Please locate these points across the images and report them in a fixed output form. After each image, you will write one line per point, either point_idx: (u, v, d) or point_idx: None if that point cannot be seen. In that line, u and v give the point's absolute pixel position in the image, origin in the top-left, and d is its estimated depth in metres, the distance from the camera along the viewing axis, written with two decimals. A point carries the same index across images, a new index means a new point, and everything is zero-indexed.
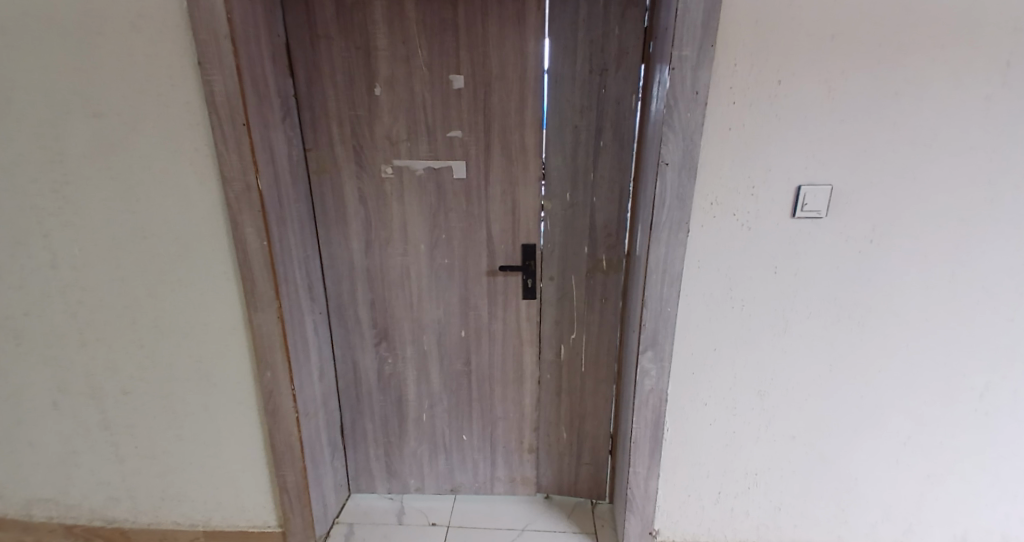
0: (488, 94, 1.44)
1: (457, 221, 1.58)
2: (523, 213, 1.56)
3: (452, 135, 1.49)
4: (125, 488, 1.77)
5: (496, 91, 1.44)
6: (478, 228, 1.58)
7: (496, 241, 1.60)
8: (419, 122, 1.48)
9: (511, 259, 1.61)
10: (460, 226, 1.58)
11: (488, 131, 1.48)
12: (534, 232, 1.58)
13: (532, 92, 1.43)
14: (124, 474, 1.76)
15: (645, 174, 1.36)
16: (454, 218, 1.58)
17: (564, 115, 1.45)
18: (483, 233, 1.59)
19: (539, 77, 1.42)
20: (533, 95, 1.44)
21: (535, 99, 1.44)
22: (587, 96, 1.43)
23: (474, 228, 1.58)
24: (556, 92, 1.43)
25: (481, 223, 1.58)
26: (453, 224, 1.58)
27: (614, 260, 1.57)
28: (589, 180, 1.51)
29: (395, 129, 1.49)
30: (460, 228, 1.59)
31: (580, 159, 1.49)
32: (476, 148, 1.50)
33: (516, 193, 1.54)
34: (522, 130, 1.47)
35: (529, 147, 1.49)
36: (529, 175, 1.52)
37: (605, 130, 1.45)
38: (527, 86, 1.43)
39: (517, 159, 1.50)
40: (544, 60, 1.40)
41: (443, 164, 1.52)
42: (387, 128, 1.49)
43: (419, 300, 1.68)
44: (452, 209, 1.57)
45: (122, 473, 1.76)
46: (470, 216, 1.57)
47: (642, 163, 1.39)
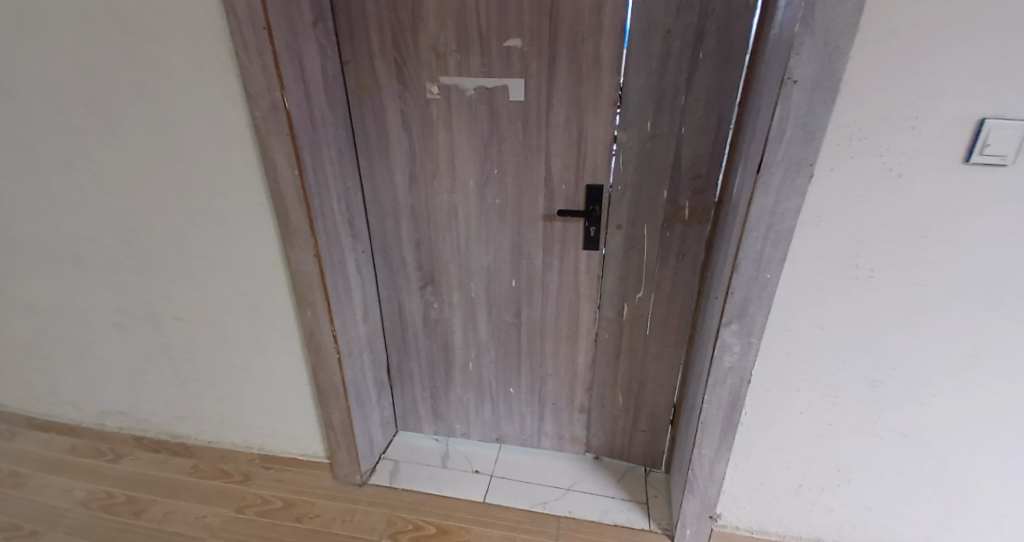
0: None
1: (511, 155, 1.35)
2: (590, 147, 1.29)
3: (507, 46, 1.22)
4: (187, 408, 1.85)
5: None
6: (537, 162, 1.34)
7: (556, 179, 1.36)
8: (469, 29, 1.22)
9: (574, 201, 1.37)
10: (516, 160, 1.35)
11: (553, 39, 1.19)
12: (602, 169, 1.32)
13: None
14: (184, 396, 1.82)
15: (757, 97, 1.04)
16: (507, 151, 1.35)
17: (652, 18, 1.13)
18: (542, 169, 1.35)
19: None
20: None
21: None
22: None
23: (532, 163, 1.35)
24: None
25: (541, 157, 1.34)
26: (507, 158, 1.35)
27: (700, 207, 1.29)
28: (679, 105, 1.20)
29: (440, 38, 1.24)
30: (516, 162, 1.36)
31: (669, 77, 1.18)
32: (540, 63, 1.22)
33: (583, 120, 1.27)
34: (596, 39, 1.17)
35: (604, 62, 1.19)
36: (601, 99, 1.23)
37: (706, 38, 1.12)
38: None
39: (588, 78, 1.22)
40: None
41: (497, 83, 1.26)
42: (431, 37, 1.25)
43: (467, 243, 1.51)
44: (506, 139, 1.33)
45: (182, 394, 1.82)
46: (528, 149, 1.33)
47: (755, 83, 1.06)
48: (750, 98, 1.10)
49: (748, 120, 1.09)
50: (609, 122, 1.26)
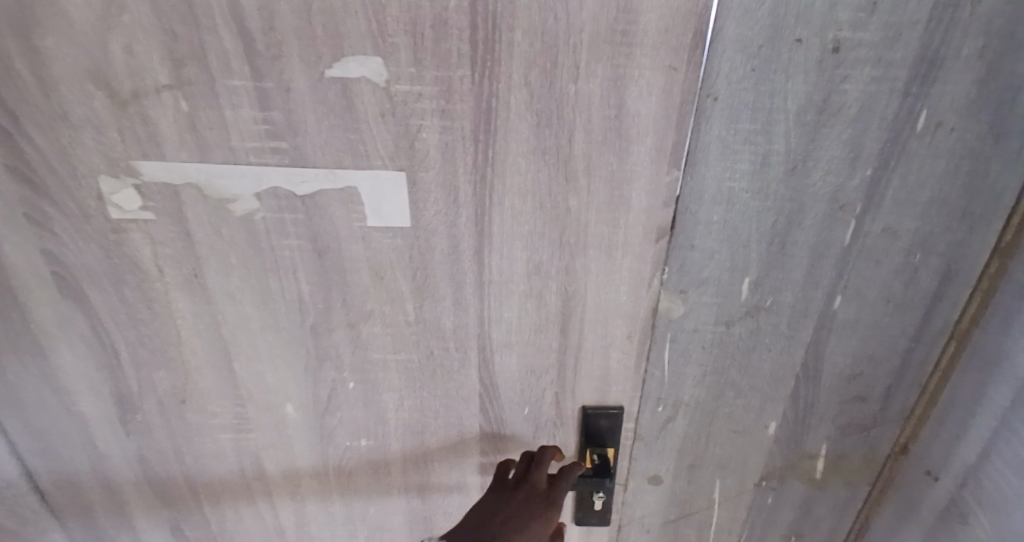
0: None
1: (391, 351, 0.51)
2: (596, 329, 0.51)
3: (343, 75, 0.39)
4: None
5: None
6: (462, 363, 0.53)
7: (508, 398, 0.55)
8: (198, 18, 0.35)
9: (553, 433, 0.58)
10: (403, 362, 0.52)
11: (488, 58, 0.38)
12: (619, 376, 0.54)
13: None
14: None
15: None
16: (377, 343, 0.51)
17: (788, 8, 0.35)
18: (472, 377, 0.54)
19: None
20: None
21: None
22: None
23: (446, 367, 0.53)
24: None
25: (469, 351, 0.52)
26: (379, 356, 0.52)
27: (855, 460, 0.55)
28: (838, 244, 0.44)
29: (105, 44, 0.36)
30: (406, 365, 0.52)
31: (821, 175, 0.41)
32: (452, 128, 0.41)
33: (576, 272, 0.48)
34: (620, 62, 0.38)
35: (640, 128, 0.41)
36: (627, 224, 0.45)
37: (945, 73, 0.37)
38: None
39: (592, 169, 0.43)
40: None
41: (325, 181, 0.42)
42: (71, 39, 0.36)
43: (303, 521, 0.64)
44: (376, 317, 0.49)
45: None
46: (436, 335, 0.51)
47: None
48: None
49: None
50: (646, 276, 0.48)
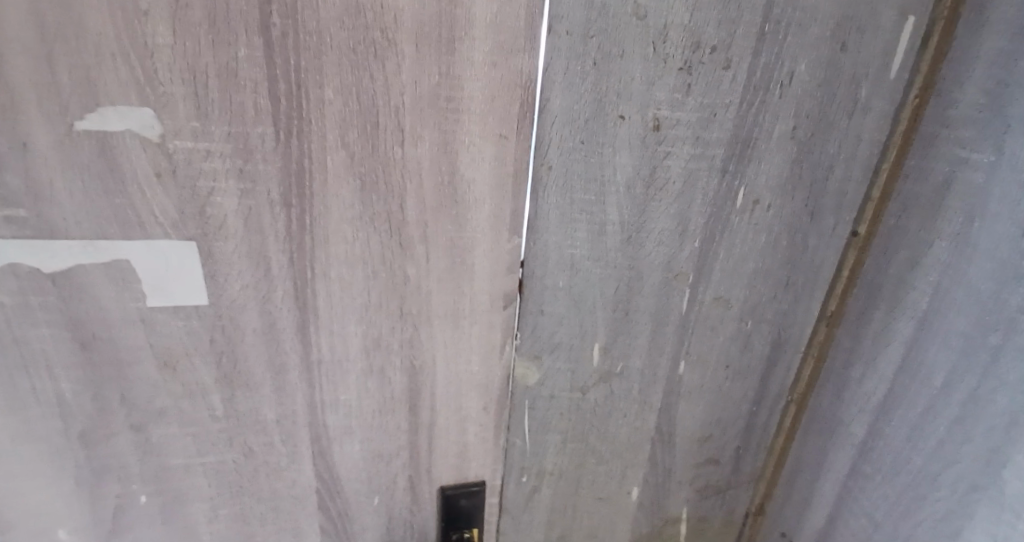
0: None
1: (193, 455, 0.42)
2: (450, 405, 0.46)
3: (99, 127, 0.31)
4: None
5: None
6: (292, 457, 0.45)
7: (353, 492, 0.48)
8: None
9: (409, 519, 0.51)
10: (212, 464, 0.43)
11: (295, 117, 0.33)
12: (480, 455, 0.49)
13: None
14: None
15: (992, 354, 0.33)
16: (173, 446, 0.42)
17: (610, 83, 0.35)
18: (307, 473, 0.46)
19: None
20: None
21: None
22: (719, 9, 0.34)
23: (273, 465, 0.45)
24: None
25: (299, 444, 0.44)
26: (179, 462, 0.42)
27: (716, 521, 0.56)
28: (678, 311, 0.44)
29: None
30: (216, 468, 0.44)
31: (655, 246, 0.41)
32: (254, 192, 0.35)
33: (421, 347, 0.42)
34: (448, 127, 0.35)
35: (475, 192, 0.37)
36: (472, 293, 0.41)
37: (758, 151, 0.38)
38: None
39: (429, 236, 0.38)
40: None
41: (86, 259, 0.34)
42: None
43: None
44: (168, 416, 0.40)
45: None
46: (255, 430, 0.43)
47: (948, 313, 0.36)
48: (906, 331, 0.39)
49: (910, 390, 0.39)
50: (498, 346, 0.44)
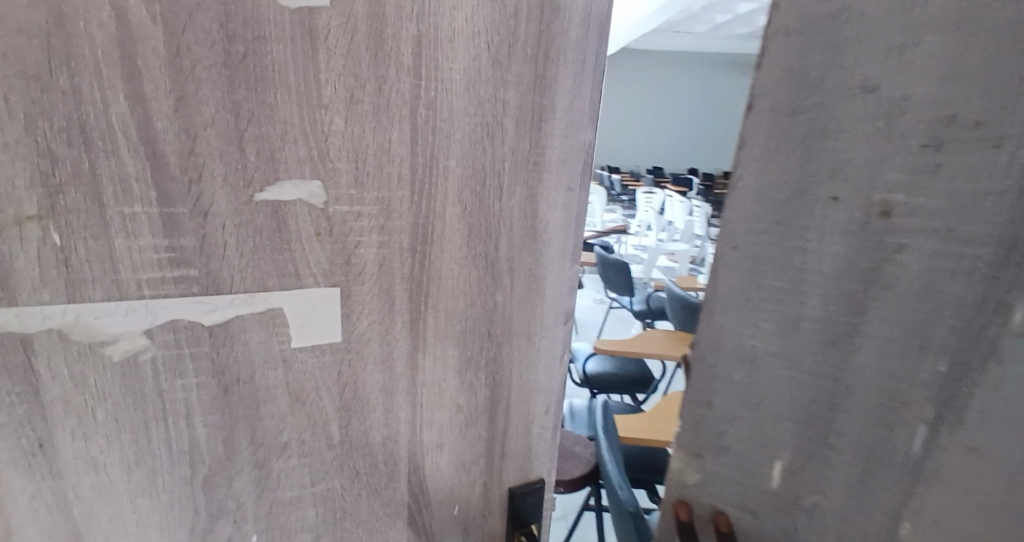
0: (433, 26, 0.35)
1: (307, 486, 0.43)
2: (521, 412, 0.49)
3: (276, 197, 0.34)
4: None
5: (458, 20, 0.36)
6: (391, 477, 0.46)
7: (438, 504, 0.49)
8: (91, 143, 0.29)
9: (483, 528, 0.52)
10: (322, 492, 0.43)
11: (426, 177, 0.38)
12: (543, 452, 0.52)
13: (579, 49, 0.40)
14: None
15: None
16: (291, 478, 0.42)
17: (820, 158, 0.31)
18: (402, 491, 0.47)
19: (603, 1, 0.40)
20: (575, 64, 0.40)
21: (588, 80, 0.41)
22: None
23: (374, 484, 0.45)
24: (800, 41, 0.30)
25: (398, 464, 0.45)
26: (292, 494, 0.42)
27: None
28: (904, 461, 0.33)
29: None
30: (324, 496, 0.44)
31: (870, 358, 0.32)
32: (390, 243, 0.38)
33: (503, 364, 0.47)
34: (534, 181, 0.42)
35: (549, 231, 0.44)
36: (543, 313, 0.47)
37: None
38: (559, 29, 0.39)
39: (514, 269, 0.44)
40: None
41: (244, 308, 0.36)
42: None
43: None
44: (290, 450, 0.41)
45: None
46: (363, 455, 0.44)
47: None
48: None
49: None
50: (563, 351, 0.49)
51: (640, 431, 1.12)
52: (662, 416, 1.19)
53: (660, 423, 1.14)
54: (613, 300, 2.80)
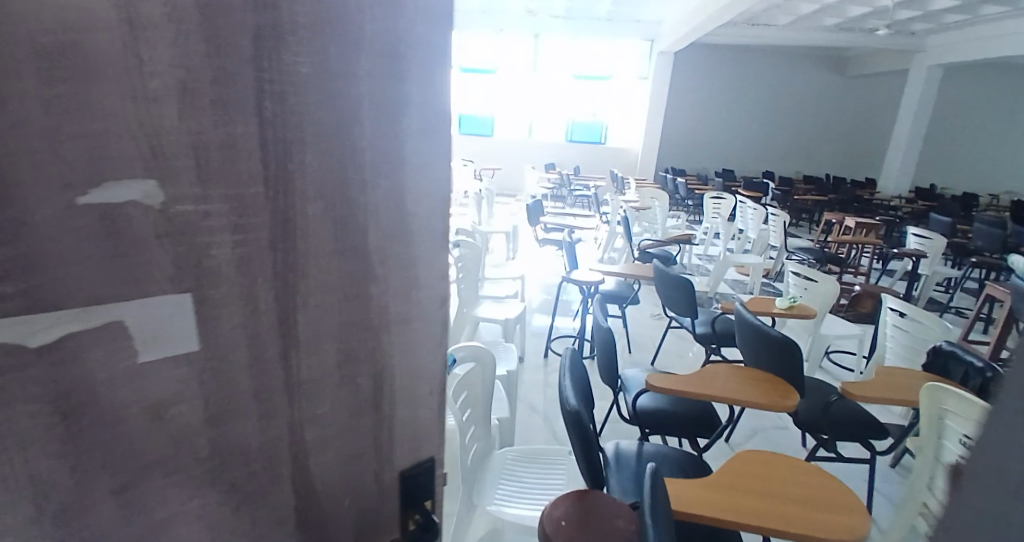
0: (276, 27, 0.37)
1: (180, 502, 0.41)
2: (405, 394, 0.53)
3: (108, 201, 0.33)
4: None
5: (303, 20, 0.38)
6: (277, 477, 0.46)
7: (332, 495, 0.50)
8: None
9: (381, 511, 0.55)
10: (199, 506, 0.42)
11: (282, 175, 0.39)
12: (429, 426, 0.57)
13: (424, 54, 0.45)
14: None
15: None
16: (160, 498, 0.40)
17: None
18: (291, 489, 0.47)
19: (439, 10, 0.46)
20: (417, 71, 0.45)
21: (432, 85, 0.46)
22: None
23: (259, 489, 0.45)
24: None
25: (283, 461, 0.46)
26: (164, 514, 0.41)
27: None
28: None
29: None
30: (204, 510, 0.43)
31: None
32: (247, 241, 0.39)
33: (383, 350, 0.50)
34: (394, 176, 0.46)
35: (415, 221, 0.48)
36: (418, 299, 0.51)
37: None
38: (406, 33, 0.43)
39: (385, 258, 0.47)
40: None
41: (91, 324, 0.34)
42: None
43: None
44: (157, 468, 0.39)
45: None
46: (243, 459, 0.44)
47: None
48: None
49: None
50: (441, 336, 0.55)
51: (750, 514, 1.21)
52: (767, 497, 1.26)
53: (786, 509, 1.23)
54: (676, 317, 3.22)
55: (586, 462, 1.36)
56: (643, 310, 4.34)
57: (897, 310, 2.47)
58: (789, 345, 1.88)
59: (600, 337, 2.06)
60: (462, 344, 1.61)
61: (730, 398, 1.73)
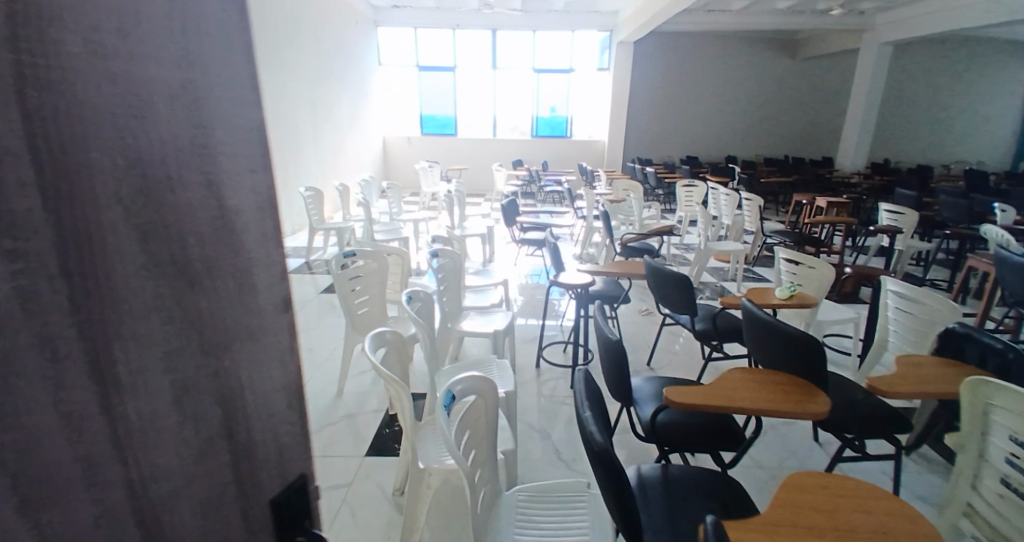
0: (42, 52, 0.37)
1: None
2: (256, 397, 0.58)
3: None
4: None
5: (74, 48, 0.39)
6: (117, 516, 0.45)
7: (188, 519, 0.51)
8: None
9: (251, 518, 0.58)
10: None
11: (71, 198, 0.40)
12: (286, 429, 0.62)
13: (222, 87, 0.52)
14: None
15: None
16: None
17: None
18: (136, 524, 0.47)
19: (242, 62, 0.55)
20: (226, 108, 0.53)
21: (244, 123, 0.55)
22: None
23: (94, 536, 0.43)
24: None
25: (124, 494, 0.45)
26: None
27: None
28: None
29: None
30: None
31: None
32: (30, 271, 0.37)
33: (223, 357, 0.54)
34: (213, 191, 0.52)
35: (236, 230, 0.54)
36: (255, 301, 0.57)
37: None
38: (203, 66, 0.50)
39: (212, 271, 0.52)
40: (242, 25, 0.55)
41: None
42: None
43: None
44: None
45: None
46: (64, 508, 0.41)
47: None
48: None
49: None
50: (286, 345, 0.62)
51: None
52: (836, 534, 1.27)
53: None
54: (669, 315, 3.19)
55: (616, 505, 1.31)
56: (631, 308, 4.30)
57: (897, 293, 2.68)
58: (816, 347, 1.94)
59: (610, 353, 1.99)
60: (461, 378, 1.53)
61: (753, 410, 1.74)
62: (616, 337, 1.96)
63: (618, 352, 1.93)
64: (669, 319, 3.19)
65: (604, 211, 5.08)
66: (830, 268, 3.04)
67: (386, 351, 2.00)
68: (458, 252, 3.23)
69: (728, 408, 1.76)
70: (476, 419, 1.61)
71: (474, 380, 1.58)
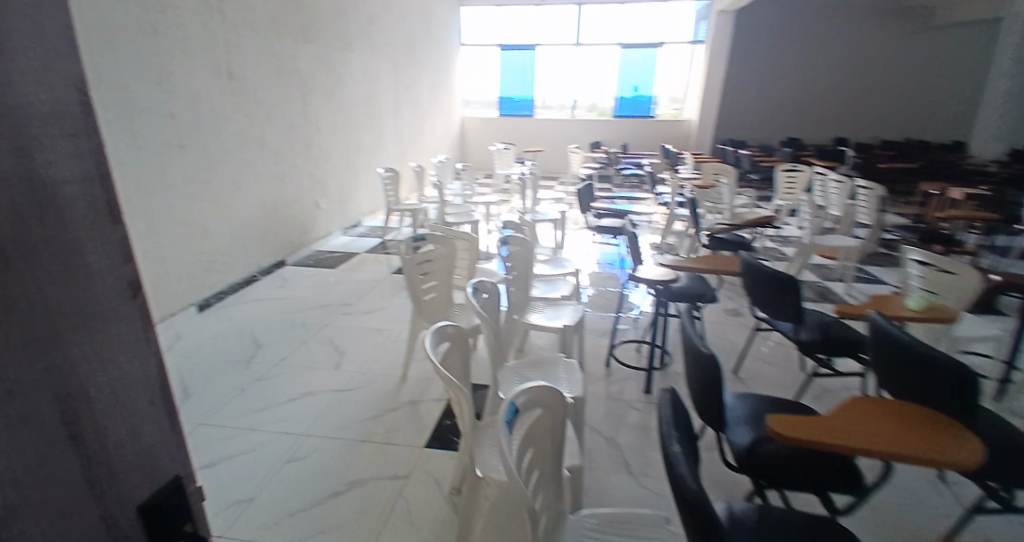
0: None
1: None
2: (101, 386, 0.56)
3: None
4: None
5: None
6: None
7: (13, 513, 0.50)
8: None
9: (104, 506, 0.57)
10: None
11: None
12: (140, 418, 0.61)
13: (34, 60, 0.49)
14: None
15: None
16: None
17: None
18: None
19: (51, 25, 0.50)
20: (33, 74, 0.49)
21: (62, 93, 0.51)
22: None
23: None
24: None
25: None
26: None
27: None
28: None
29: None
30: None
31: None
32: None
33: (51, 345, 0.51)
34: (32, 173, 0.48)
35: (64, 213, 0.51)
36: (93, 286, 0.55)
37: None
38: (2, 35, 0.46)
39: (30, 257, 0.49)
40: None
41: None
42: None
43: None
44: None
45: None
46: None
47: None
48: None
49: None
50: (140, 330, 0.61)
51: None
52: None
53: None
54: (766, 319, 2.83)
55: None
56: (717, 308, 3.89)
57: None
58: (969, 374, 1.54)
59: (700, 369, 1.74)
60: (526, 388, 1.34)
61: (885, 451, 1.42)
62: (708, 350, 1.69)
63: (712, 369, 1.67)
64: (766, 324, 2.83)
65: (690, 197, 4.65)
66: (974, 274, 2.49)
67: (447, 346, 1.85)
68: (530, 241, 3.04)
69: (851, 443, 1.45)
70: (539, 433, 1.43)
71: (538, 392, 1.39)
